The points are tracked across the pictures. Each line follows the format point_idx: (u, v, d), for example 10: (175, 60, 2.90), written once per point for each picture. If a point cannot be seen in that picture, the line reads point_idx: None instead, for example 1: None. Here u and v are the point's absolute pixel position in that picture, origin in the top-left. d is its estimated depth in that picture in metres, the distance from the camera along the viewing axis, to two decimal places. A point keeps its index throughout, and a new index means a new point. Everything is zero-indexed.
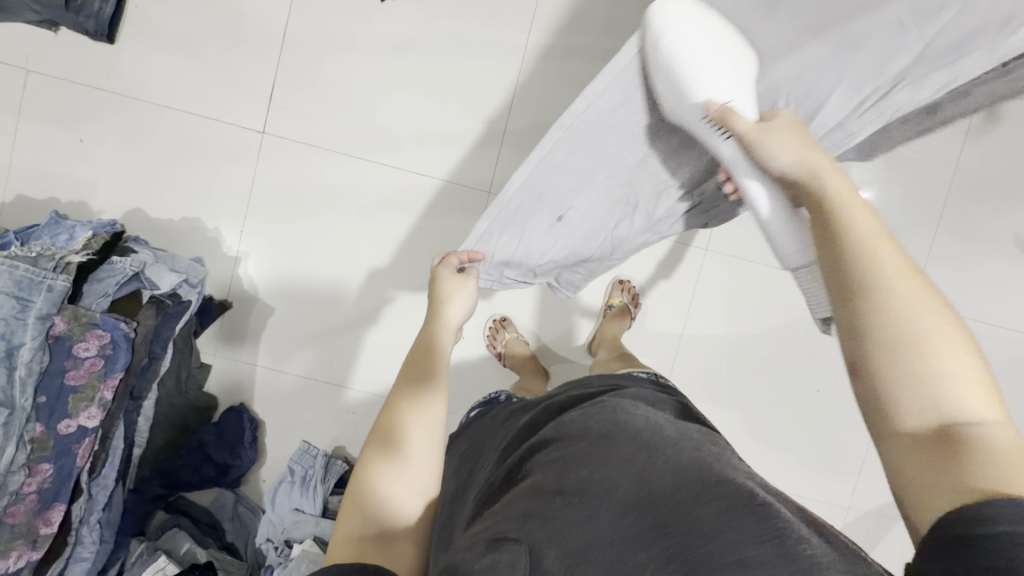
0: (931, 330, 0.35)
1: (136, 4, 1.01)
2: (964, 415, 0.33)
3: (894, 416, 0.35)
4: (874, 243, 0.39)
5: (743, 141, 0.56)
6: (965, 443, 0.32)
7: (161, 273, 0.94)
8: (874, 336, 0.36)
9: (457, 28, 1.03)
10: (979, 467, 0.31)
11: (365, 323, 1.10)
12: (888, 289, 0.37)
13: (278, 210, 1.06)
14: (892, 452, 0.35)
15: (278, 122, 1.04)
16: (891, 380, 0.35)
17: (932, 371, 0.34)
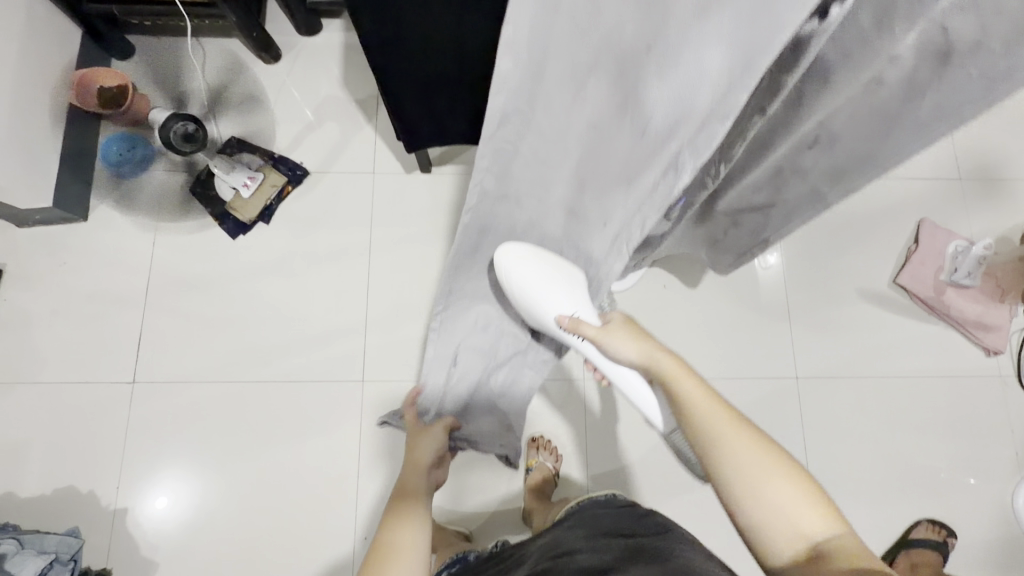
0: (768, 478, 0.52)
1: (4, 298, 1.09)
2: (815, 534, 0.50)
3: (772, 546, 0.51)
4: (706, 406, 0.57)
5: (614, 321, 0.68)
6: (822, 558, 0.48)
7: (24, 562, 0.90)
8: (733, 489, 0.53)
9: (307, 245, 1.15)
10: (830, 574, 0.47)
11: (262, 544, 1.03)
12: (731, 452, 0.54)
13: (156, 454, 1.06)
14: (789, 573, 0.50)
15: (148, 369, 1.09)
16: (761, 517, 0.52)
17: (773, 505, 0.51)
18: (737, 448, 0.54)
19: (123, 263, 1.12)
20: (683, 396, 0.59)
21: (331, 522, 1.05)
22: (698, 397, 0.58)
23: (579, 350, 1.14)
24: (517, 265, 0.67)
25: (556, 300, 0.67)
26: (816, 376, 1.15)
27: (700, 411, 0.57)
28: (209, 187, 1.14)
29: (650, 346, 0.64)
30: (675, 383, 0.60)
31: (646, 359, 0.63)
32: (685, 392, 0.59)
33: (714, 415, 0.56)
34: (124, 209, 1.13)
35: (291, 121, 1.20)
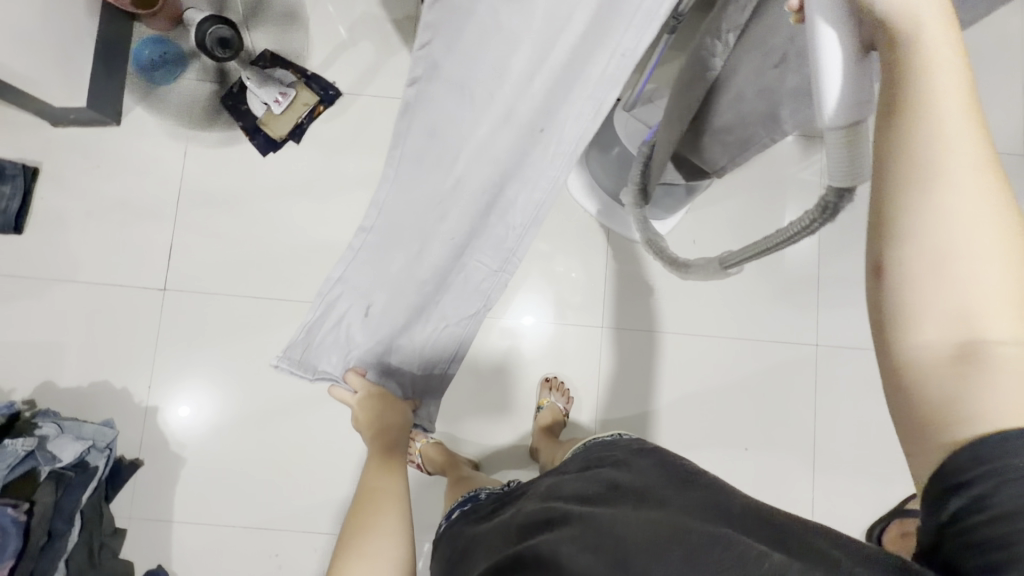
0: (970, 242, 0.32)
1: (41, 196, 1.11)
2: (993, 335, 0.32)
3: (914, 333, 0.33)
4: (947, 116, 0.32)
5: None
6: (986, 363, 0.31)
7: (63, 445, 0.96)
8: (902, 236, 0.33)
9: (336, 169, 1.14)
10: (984, 387, 0.31)
11: (281, 451, 1.09)
12: (943, 177, 0.32)
13: (184, 359, 1.10)
14: (913, 372, 0.33)
15: (178, 277, 1.12)
16: (926, 292, 0.33)
17: (968, 278, 0.32)
18: (948, 173, 0.32)
19: (155, 171, 1.13)
20: (925, 85, 0.33)
21: (347, 438, 1.10)
22: (942, 89, 0.33)
23: (599, 299, 1.14)
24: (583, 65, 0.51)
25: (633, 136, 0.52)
26: (835, 345, 1.14)
27: (939, 115, 0.33)
28: (241, 101, 1.13)
29: (925, 4, 0.33)
30: (924, 55, 0.33)
31: (871, 31, 0.35)
32: (929, 98, 0.33)
33: (949, 106, 0.32)
34: (157, 115, 1.13)
35: (325, 37, 1.15)
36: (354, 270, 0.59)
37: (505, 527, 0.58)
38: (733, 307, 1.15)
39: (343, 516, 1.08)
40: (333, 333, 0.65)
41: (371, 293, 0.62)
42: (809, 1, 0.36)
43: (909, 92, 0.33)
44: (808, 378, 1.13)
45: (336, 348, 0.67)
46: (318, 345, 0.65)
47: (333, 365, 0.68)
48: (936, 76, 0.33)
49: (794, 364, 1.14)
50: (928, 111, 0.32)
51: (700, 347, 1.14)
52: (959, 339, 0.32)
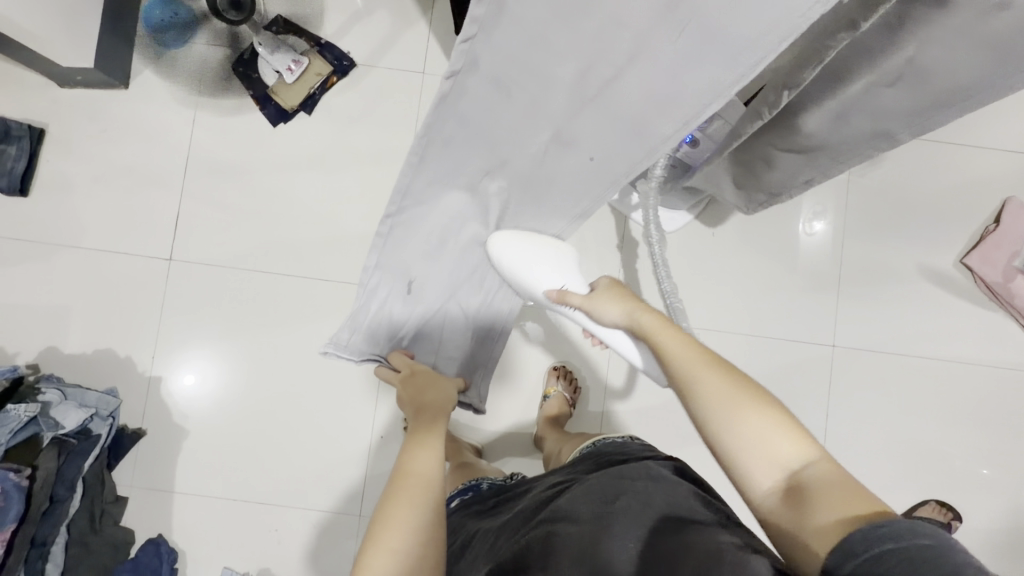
0: (746, 412, 0.46)
1: (47, 158, 1.09)
2: (791, 461, 0.43)
3: (752, 486, 0.44)
4: (683, 354, 0.52)
5: (602, 286, 0.66)
6: (806, 495, 0.41)
7: (66, 411, 0.96)
8: (711, 432, 0.47)
9: (348, 143, 1.11)
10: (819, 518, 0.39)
11: (284, 428, 1.08)
12: (704, 386, 0.48)
13: (189, 330, 1.09)
14: (769, 522, 0.43)
15: (184, 248, 1.10)
16: (738, 454, 0.45)
17: (747, 444, 0.44)
18: (702, 379, 0.49)
19: (163, 138, 1.10)
20: (664, 345, 0.54)
21: (351, 417, 1.09)
22: (676, 344, 0.53)
23: None
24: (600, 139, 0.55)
25: (556, 281, 0.71)
26: (852, 348, 1.11)
27: (668, 351, 0.53)
28: (252, 67, 1.09)
29: (631, 302, 0.61)
30: (651, 332, 0.56)
31: (628, 318, 0.60)
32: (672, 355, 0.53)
33: (680, 350, 0.52)
34: (168, 77, 1.09)
35: (341, 5, 1.11)
36: (400, 250, 0.62)
37: (510, 525, 0.56)
38: (749, 303, 1.12)
39: (344, 494, 1.08)
40: (375, 316, 0.69)
41: (414, 273, 0.67)
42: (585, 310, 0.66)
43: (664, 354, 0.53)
44: (822, 380, 1.11)
45: (382, 309, 0.69)
46: (363, 332, 0.70)
47: (376, 347, 0.74)
48: (666, 333, 0.54)
49: (809, 365, 1.11)
50: (670, 354, 0.52)
51: (711, 343, 1.11)
52: (778, 483, 0.43)
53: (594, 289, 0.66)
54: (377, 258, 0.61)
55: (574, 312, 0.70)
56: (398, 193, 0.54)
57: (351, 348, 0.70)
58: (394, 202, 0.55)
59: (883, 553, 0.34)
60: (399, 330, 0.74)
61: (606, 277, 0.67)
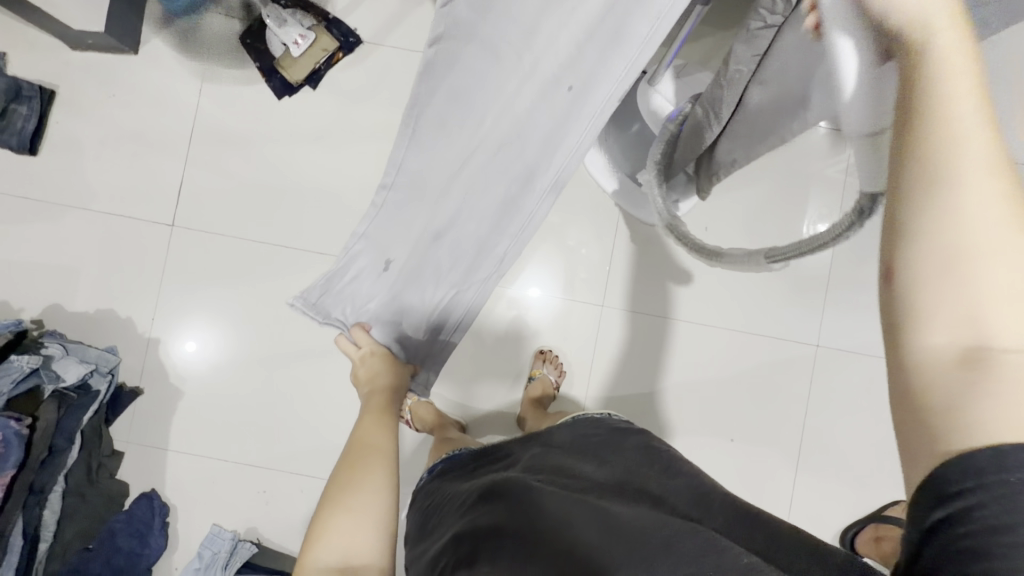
0: (996, 240, 0.28)
1: (57, 119, 1.11)
2: (1000, 340, 0.28)
3: (922, 327, 0.30)
4: (967, 107, 0.28)
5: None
6: (994, 372, 0.28)
7: (67, 366, 1.00)
8: (922, 237, 0.29)
9: (350, 119, 1.12)
10: (996, 396, 0.27)
11: (276, 395, 1.12)
12: (962, 174, 0.28)
13: (189, 295, 1.12)
14: (911, 371, 0.30)
15: (186, 214, 1.12)
16: (934, 292, 0.29)
17: (980, 286, 0.28)
18: (968, 171, 0.28)
19: (169, 106, 1.12)
20: (932, 74, 0.28)
21: (340, 388, 1.12)
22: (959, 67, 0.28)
23: (603, 277, 1.13)
24: None
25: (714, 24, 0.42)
26: (837, 348, 1.13)
27: (960, 131, 0.28)
28: (260, 40, 1.10)
29: (943, 5, 0.28)
30: (940, 50, 0.28)
31: (920, 9, 0.28)
32: (954, 92, 0.28)
33: (970, 90, 0.28)
34: (189, 56, 1.11)
35: None
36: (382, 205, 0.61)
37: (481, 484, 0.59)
38: (738, 298, 1.13)
39: (331, 462, 1.11)
40: (345, 288, 0.70)
41: (391, 254, 0.66)
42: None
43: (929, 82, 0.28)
44: (805, 377, 1.13)
45: (355, 284, 0.70)
46: (334, 296, 0.71)
47: (345, 313, 0.73)
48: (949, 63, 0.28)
49: (793, 362, 1.13)
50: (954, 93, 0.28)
51: (697, 336, 1.13)
52: (967, 347, 0.28)
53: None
54: (365, 228, 0.64)
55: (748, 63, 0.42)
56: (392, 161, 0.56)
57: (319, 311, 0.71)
58: (388, 172, 0.58)
59: (1008, 493, 0.27)
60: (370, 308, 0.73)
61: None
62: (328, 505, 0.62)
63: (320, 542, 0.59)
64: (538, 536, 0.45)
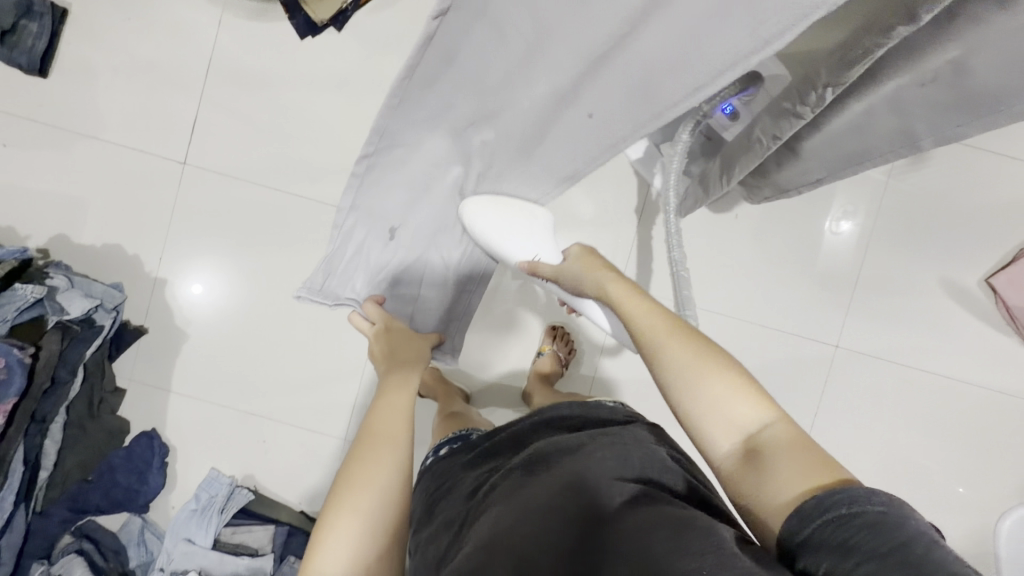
0: (709, 368, 0.47)
1: (69, 41, 1.06)
2: (750, 427, 0.44)
3: (708, 439, 0.46)
4: (648, 318, 0.53)
5: (574, 255, 0.69)
6: (761, 454, 0.42)
7: (72, 299, 0.98)
8: (666, 383, 0.49)
9: (376, 68, 1.07)
10: (773, 470, 0.41)
11: (281, 347, 1.10)
12: (664, 347, 0.50)
13: (198, 238, 1.09)
14: (723, 470, 0.45)
15: (199, 153, 1.08)
16: (703, 413, 0.46)
17: (709, 401, 0.46)
18: (668, 344, 0.50)
19: (186, 35, 1.06)
20: (627, 311, 0.56)
21: (345, 346, 1.11)
22: (635, 302, 0.56)
23: (623, 257, 1.10)
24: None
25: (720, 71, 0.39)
26: (856, 351, 1.10)
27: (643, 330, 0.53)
28: None
29: (604, 274, 0.63)
30: (614, 294, 0.59)
31: (592, 286, 0.63)
32: (631, 309, 0.56)
33: (644, 318, 0.54)
34: None
35: None
36: (373, 181, 0.64)
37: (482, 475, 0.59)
38: (760, 290, 1.10)
39: (332, 417, 1.11)
40: (351, 263, 0.72)
41: (395, 219, 0.69)
42: (556, 280, 0.71)
43: (621, 310, 0.57)
44: (819, 378, 1.10)
45: (360, 259, 0.72)
46: (338, 273, 0.73)
47: (355, 291, 0.75)
48: (630, 297, 0.57)
49: (809, 362, 1.10)
50: (634, 322, 0.54)
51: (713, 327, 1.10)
52: (734, 442, 0.44)
53: (566, 258, 0.69)
54: (351, 200, 0.66)
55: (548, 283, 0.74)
56: (376, 132, 0.58)
57: (325, 293, 0.73)
58: (372, 141, 0.59)
59: (837, 519, 0.35)
60: (379, 276, 0.75)
61: (576, 244, 0.70)
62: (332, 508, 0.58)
63: (323, 546, 0.56)
64: (530, 522, 0.45)
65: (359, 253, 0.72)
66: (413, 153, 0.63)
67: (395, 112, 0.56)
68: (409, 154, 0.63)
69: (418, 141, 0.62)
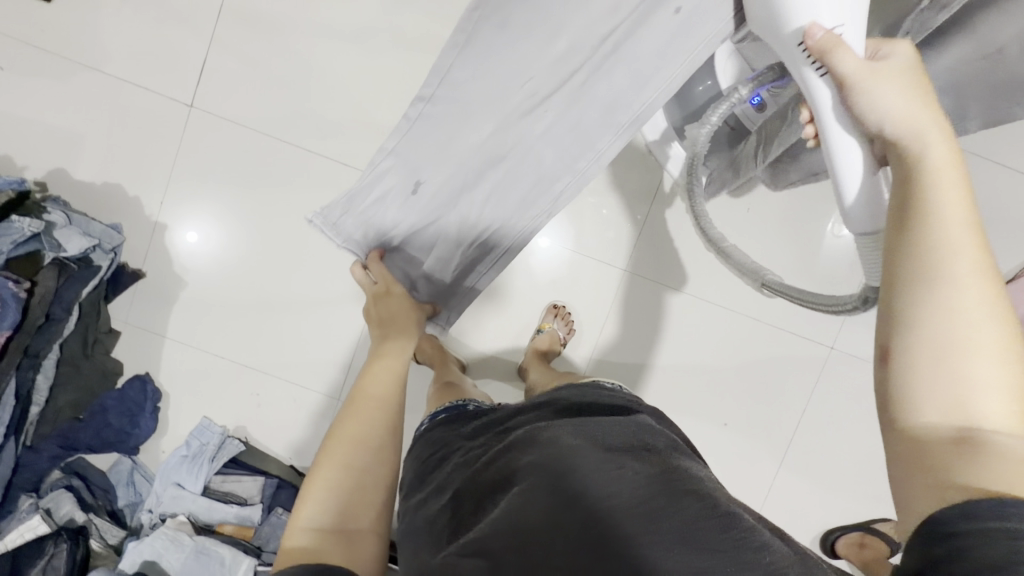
0: (977, 334, 0.35)
1: None
2: (987, 422, 0.34)
3: (913, 410, 0.36)
4: (948, 210, 0.37)
5: (897, 62, 0.45)
6: (981, 446, 0.33)
7: (70, 236, 0.96)
8: (910, 316, 0.36)
9: (396, 23, 1.03)
10: (989, 465, 0.33)
11: (280, 302, 1.10)
12: (952, 278, 0.36)
13: (202, 185, 1.07)
14: (899, 439, 0.36)
15: (207, 97, 1.04)
16: (922, 376, 0.35)
17: (968, 370, 0.34)
18: (962, 263, 0.36)
19: None
20: (930, 194, 0.38)
21: (345, 306, 1.10)
22: (947, 171, 0.39)
23: (630, 241, 1.09)
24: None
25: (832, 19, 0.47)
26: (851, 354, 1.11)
27: (939, 216, 0.37)
28: None
29: (927, 108, 0.42)
30: (920, 151, 0.40)
31: (904, 131, 0.42)
32: (941, 186, 0.38)
33: (949, 207, 0.37)
34: None
35: None
36: (410, 134, 0.65)
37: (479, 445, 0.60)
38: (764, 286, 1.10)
39: (327, 376, 1.11)
40: (366, 210, 0.73)
41: (423, 174, 0.69)
42: (841, 89, 0.47)
43: (920, 177, 0.39)
44: (812, 377, 1.11)
45: (376, 209, 0.72)
46: (354, 220, 0.74)
47: (364, 240, 0.76)
48: (948, 178, 0.38)
49: (803, 361, 1.11)
50: (930, 216, 0.37)
51: (713, 318, 1.11)
52: (958, 424, 0.34)
53: (882, 61, 0.46)
54: (395, 143, 0.66)
55: (826, 84, 0.50)
56: (435, 72, 0.59)
57: (336, 232, 0.74)
58: (432, 83, 0.60)
59: (991, 529, 0.30)
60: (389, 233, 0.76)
61: (908, 44, 0.46)
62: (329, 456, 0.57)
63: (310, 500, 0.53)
64: (537, 503, 0.44)
65: (377, 205, 0.72)
66: (471, 108, 0.62)
67: (459, 55, 0.58)
68: (449, 116, 0.63)
69: (460, 97, 0.61)
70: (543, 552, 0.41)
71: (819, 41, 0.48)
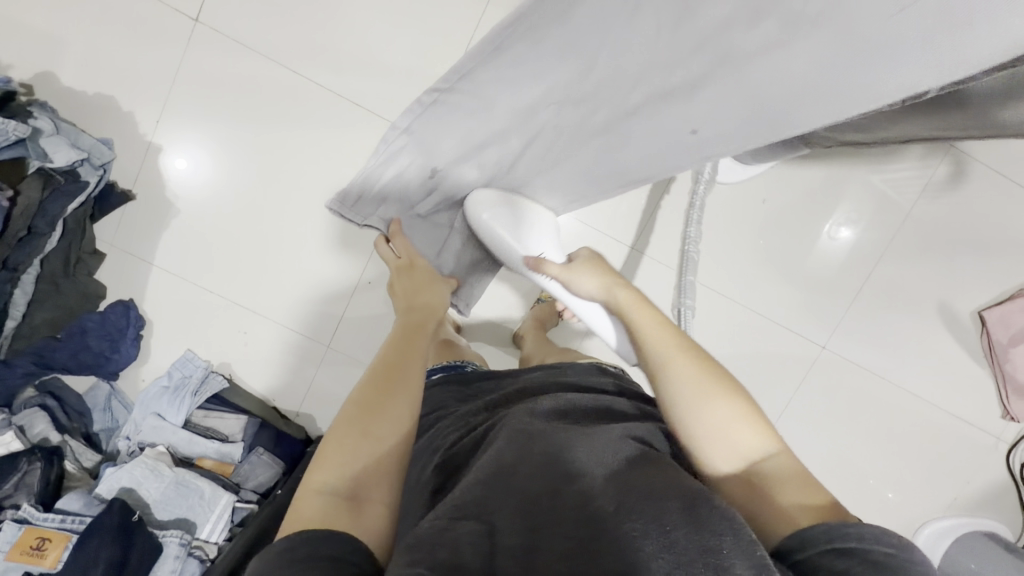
0: (715, 396, 0.49)
1: None
2: (754, 453, 0.47)
3: (711, 466, 0.48)
4: (654, 335, 0.56)
5: (581, 258, 0.69)
6: (763, 476, 0.46)
7: (57, 146, 0.91)
8: (675, 400, 0.50)
9: None
10: (770, 495, 0.45)
11: (276, 241, 1.06)
12: (671, 371, 0.52)
13: (202, 107, 1.01)
14: (721, 488, 0.48)
15: (214, 12, 0.97)
16: (704, 437, 0.48)
17: (722, 424, 0.48)
18: (677, 362, 0.52)
19: None
20: (636, 327, 0.58)
21: (344, 252, 1.07)
22: (644, 319, 0.57)
23: (643, 220, 1.07)
24: (494, 211, 0.76)
25: (534, 250, 0.76)
26: (841, 356, 1.13)
27: (656, 352, 0.54)
28: None
29: (612, 284, 0.64)
30: (633, 319, 0.59)
31: (605, 293, 0.64)
32: (662, 352, 0.53)
33: (650, 330, 0.56)
34: None
35: None
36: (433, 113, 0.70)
37: (474, 412, 0.60)
38: (767, 279, 1.10)
39: (319, 323, 1.09)
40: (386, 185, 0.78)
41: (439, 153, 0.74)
42: (561, 281, 0.70)
43: (642, 342, 0.55)
44: (800, 373, 1.13)
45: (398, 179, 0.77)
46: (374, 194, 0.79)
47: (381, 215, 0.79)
48: (641, 311, 0.59)
49: (794, 356, 1.13)
50: (645, 339, 0.56)
51: (715, 305, 1.11)
52: (738, 467, 0.47)
53: (572, 261, 0.69)
54: (408, 123, 0.72)
55: (550, 282, 0.73)
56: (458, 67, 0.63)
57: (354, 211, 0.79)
58: (451, 78, 0.65)
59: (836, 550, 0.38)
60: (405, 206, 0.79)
61: (588, 249, 0.69)
62: (337, 435, 0.50)
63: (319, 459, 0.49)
64: (537, 472, 0.43)
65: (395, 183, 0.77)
66: (481, 115, 0.68)
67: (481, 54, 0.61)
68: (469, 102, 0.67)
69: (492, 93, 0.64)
70: (546, 521, 0.38)
71: (533, 262, 0.72)
